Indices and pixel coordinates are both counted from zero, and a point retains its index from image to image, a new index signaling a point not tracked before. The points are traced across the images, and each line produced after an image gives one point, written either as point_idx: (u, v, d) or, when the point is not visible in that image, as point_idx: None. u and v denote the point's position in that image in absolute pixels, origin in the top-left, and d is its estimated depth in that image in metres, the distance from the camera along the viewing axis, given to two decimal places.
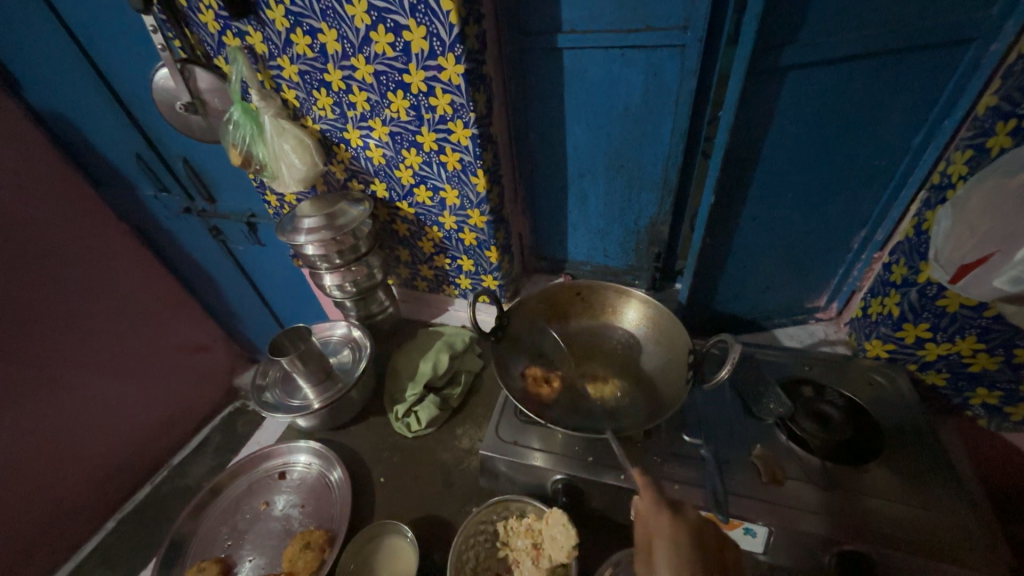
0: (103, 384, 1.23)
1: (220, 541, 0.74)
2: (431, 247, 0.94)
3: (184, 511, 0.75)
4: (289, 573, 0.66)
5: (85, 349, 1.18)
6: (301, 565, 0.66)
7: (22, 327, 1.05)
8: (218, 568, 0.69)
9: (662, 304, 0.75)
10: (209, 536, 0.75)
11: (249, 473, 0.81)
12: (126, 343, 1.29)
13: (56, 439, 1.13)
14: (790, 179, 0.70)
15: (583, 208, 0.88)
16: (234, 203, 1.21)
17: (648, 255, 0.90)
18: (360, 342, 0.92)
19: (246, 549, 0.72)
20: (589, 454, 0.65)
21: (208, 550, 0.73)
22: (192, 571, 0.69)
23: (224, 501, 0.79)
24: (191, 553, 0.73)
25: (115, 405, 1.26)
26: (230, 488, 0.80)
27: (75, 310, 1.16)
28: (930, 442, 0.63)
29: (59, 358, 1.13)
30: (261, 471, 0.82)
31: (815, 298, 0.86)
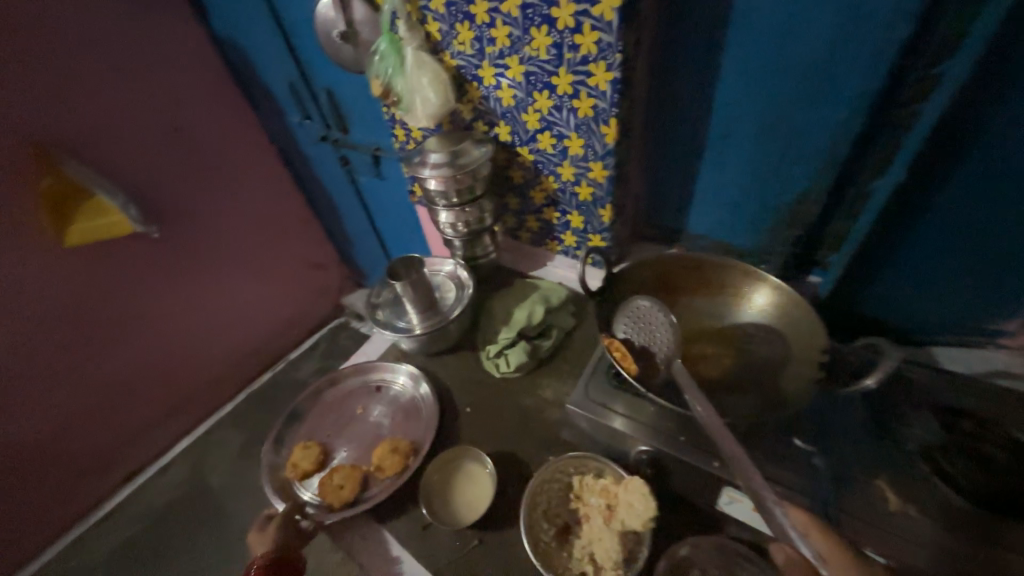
0: (247, 281, 1.46)
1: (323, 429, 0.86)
2: (543, 198, 0.93)
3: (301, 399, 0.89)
4: (377, 468, 0.75)
5: (237, 250, 1.40)
6: (387, 464, 0.75)
7: (195, 222, 1.27)
8: (319, 450, 0.81)
9: (797, 293, 0.66)
10: (315, 421, 0.87)
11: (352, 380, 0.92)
12: (266, 250, 1.50)
13: (212, 318, 1.38)
14: (1013, 165, 0.55)
15: (717, 174, 0.79)
16: (364, 135, 1.29)
17: (785, 238, 0.79)
18: (463, 281, 0.96)
19: (342, 441, 0.83)
20: (680, 433, 0.62)
21: (317, 432, 0.85)
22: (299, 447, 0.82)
23: (330, 398, 0.90)
24: (305, 431, 0.86)
25: (254, 301, 1.50)
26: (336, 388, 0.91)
27: (232, 215, 1.37)
28: None
29: (219, 253, 1.35)
30: (363, 378, 0.91)
31: (1001, 319, 0.67)
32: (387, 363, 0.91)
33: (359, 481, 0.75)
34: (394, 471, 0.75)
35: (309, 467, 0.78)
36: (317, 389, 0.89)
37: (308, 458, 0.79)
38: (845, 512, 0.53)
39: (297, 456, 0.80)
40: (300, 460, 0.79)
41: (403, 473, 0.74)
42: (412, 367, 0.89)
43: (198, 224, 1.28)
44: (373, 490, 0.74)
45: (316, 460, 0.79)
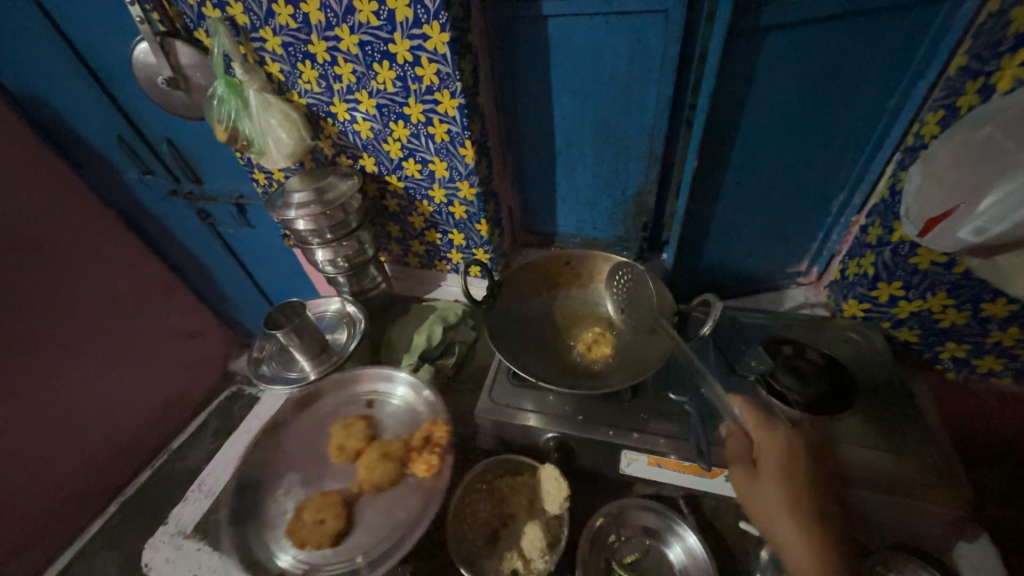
0: (100, 368, 1.23)
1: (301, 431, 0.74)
2: (422, 222, 0.95)
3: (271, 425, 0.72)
4: (366, 479, 0.67)
5: (79, 336, 1.18)
6: (380, 473, 0.67)
7: (12, 312, 1.04)
8: (359, 429, 0.73)
9: (647, 270, 0.78)
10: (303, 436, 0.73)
11: (348, 390, 0.79)
12: (122, 328, 1.28)
13: (55, 423, 1.13)
14: (769, 144, 0.71)
15: (571, 180, 0.89)
16: (221, 184, 1.19)
17: (636, 226, 0.91)
18: (354, 316, 0.93)
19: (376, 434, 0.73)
20: (578, 413, 0.68)
21: (209, 519, 0.75)
22: (338, 429, 0.73)
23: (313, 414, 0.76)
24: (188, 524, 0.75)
25: (113, 390, 1.27)
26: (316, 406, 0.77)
27: (66, 295, 1.15)
28: (901, 394, 0.66)
29: (53, 343, 1.12)
30: (370, 389, 0.79)
31: (795, 263, 0.88)
32: (381, 372, 0.79)
33: (340, 505, 0.64)
34: (381, 482, 0.66)
35: (353, 449, 0.70)
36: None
37: (355, 437, 0.72)
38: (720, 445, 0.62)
39: (341, 438, 0.72)
40: (346, 441, 0.71)
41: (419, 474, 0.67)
42: (408, 377, 0.78)
43: (18, 314, 1.05)
44: (359, 513, 0.64)
45: (365, 437, 0.71)
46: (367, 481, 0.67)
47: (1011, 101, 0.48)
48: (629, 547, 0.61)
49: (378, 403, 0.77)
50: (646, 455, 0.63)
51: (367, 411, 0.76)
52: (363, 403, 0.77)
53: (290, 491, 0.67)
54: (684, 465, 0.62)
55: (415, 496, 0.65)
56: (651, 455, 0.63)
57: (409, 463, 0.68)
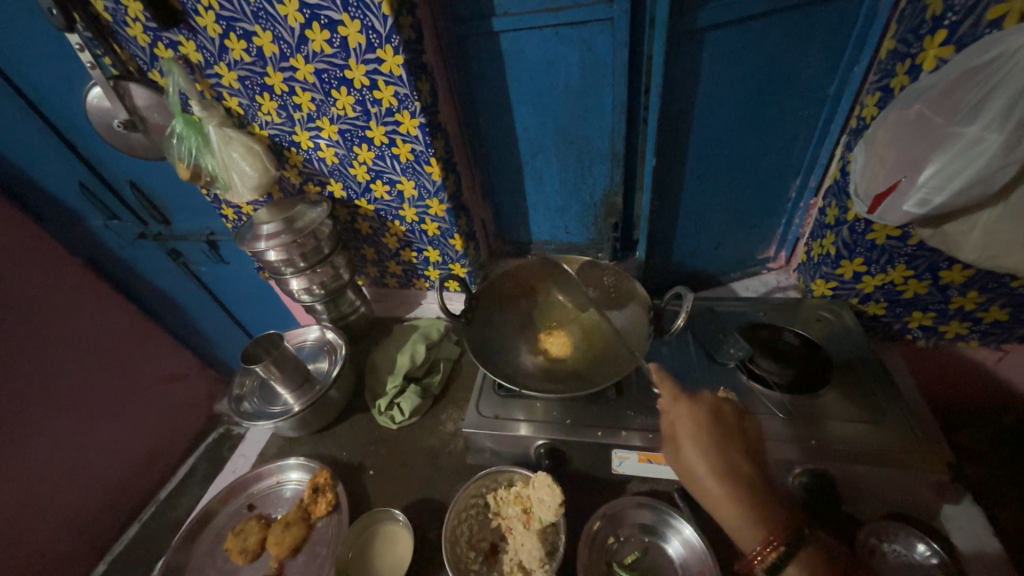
0: (79, 422, 1.17)
1: (208, 556, 0.72)
2: (396, 242, 0.95)
3: (172, 545, 0.71)
4: (279, 551, 0.69)
5: (54, 389, 1.12)
6: (290, 538, 0.70)
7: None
8: (253, 527, 0.73)
9: (620, 268, 0.79)
10: (211, 547, 0.73)
11: (244, 494, 0.79)
12: (100, 378, 1.23)
13: (33, 485, 1.07)
14: (723, 137, 0.74)
15: (540, 188, 0.91)
16: (191, 223, 1.18)
17: (607, 227, 0.93)
18: (335, 343, 0.93)
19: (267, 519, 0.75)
20: (567, 417, 0.68)
21: (202, 572, 0.71)
22: (229, 538, 0.73)
23: (210, 534, 0.75)
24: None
25: (94, 444, 1.21)
26: (214, 522, 0.76)
27: (39, 347, 1.09)
28: (875, 367, 0.68)
29: (29, 399, 1.07)
30: (243, 495, 0.79)
31: (764, 249, 0.90)
32: (269, 467, 0.79)
33: None
34: (295, 543, 0.70)
35: (255, 544, 0.71)
36: (192, 525, 0.74)
37: (251, 534, 0.72)
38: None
39: (236, 543, 0.72)
40: (243, 542, 0.71)
41: (321, 515, 0.73)
42: (295, 459, 0.80)
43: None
44: None
45: (259, 531, 0.72)
46: (282, 551, 0.70)
47: (932, 83, 0.52)
48: (630, 547, 0.61)
49: (259, 500, 0.78)
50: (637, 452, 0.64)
51: (252, 512, 0.77)
52: (245, 508, 0.77)
53: None
54: None
55: (328, 531, 0.72)
56: (641, 452, 0.63)
57: (310, 514, 0.73)
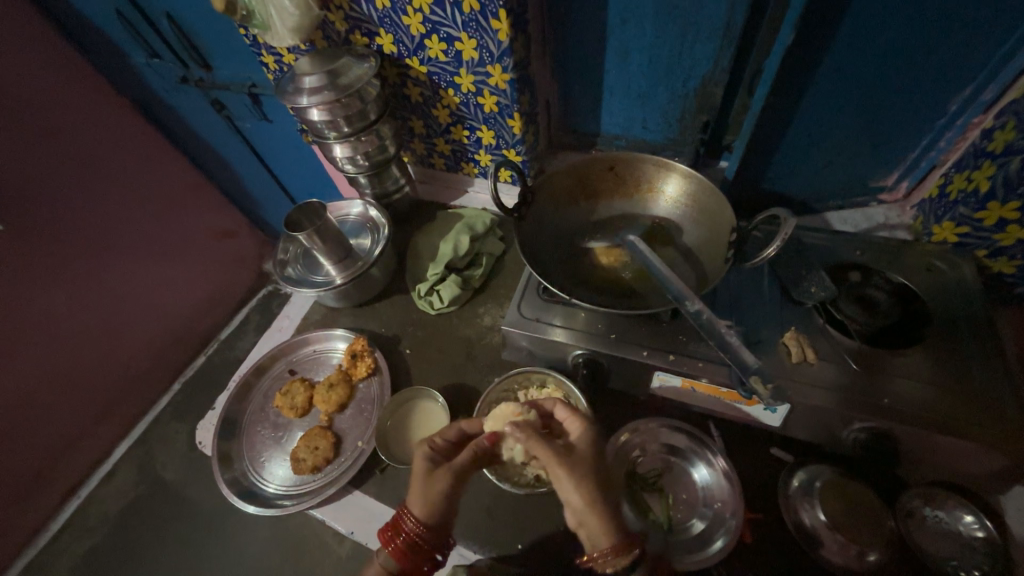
0: (148, 266, 1.24)
1: (259, 409, 0.79)
2: (447, 116, 0.84)
3: (229, 395, 0.78)
4: (325, 406, 0.75)
5: (121, 231, 1.16)
6: (335, 397, 0.75)
7: (52, 198, 1.01)
8: (299, 387, 0.78)
9: (706, 178, 0.67)
10: (262, 401, 0.80)
11: (287, 358, 0.83)
12: (160, 225, 1.26)
13: (118, 317, 1.17)
14: (889, 14, 0.56)
15: (624, 67, 0.75)
16: (231, 71, 1.09)
17: (695, 125, 0.79)
18: (377, 222, 0.89)
19: (312, 381, 0.80)
20: (612, 331, 0.64)
21: (257, 422, 0.78)
22: (278, 395, 0.78)
23: (259, 391, 0.81)
24: (245, 424, 0.77)
25: (162, 286, 1.28)
26: (260, 383, 0.81)
27: (98, 186, 1.10)
28: (983, 332, 0.58)
29: (99, 234, 1.11)
30: (284, 361, 0.83)
31: (881, 176, 0.75)
32: (312, 335, 0.83)
33: (323, 433, 0.73)
34: (339, 401, 0.75)
35: (303, 401, 0.76)
36: (245, 380, 0.79)
37: (298, 394, 0.77)
38: (769, 375, 0.56)
39: (285, 401, 0.77)
40: (291, 399, 0.77)
41: (363, 377, 0.77)
42: (338, 329, 0.83)
43: (60, 203, 1.02)
44: (339, 431, 0.74)
45: (304, 391, 0.77)
46: (330, 407, 0.75)
47: None
48: (653, 462, 0.62)
49: (299, 365, 0.83)
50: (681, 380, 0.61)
51: (294, 376, 0.81)
52: (287, 372, 0.82)
53: (280, 453, 0.74)
54: (721, 391, 0.59)
55: (370, 392, 0.77)
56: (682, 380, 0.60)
57: (351, 376, 0.78)
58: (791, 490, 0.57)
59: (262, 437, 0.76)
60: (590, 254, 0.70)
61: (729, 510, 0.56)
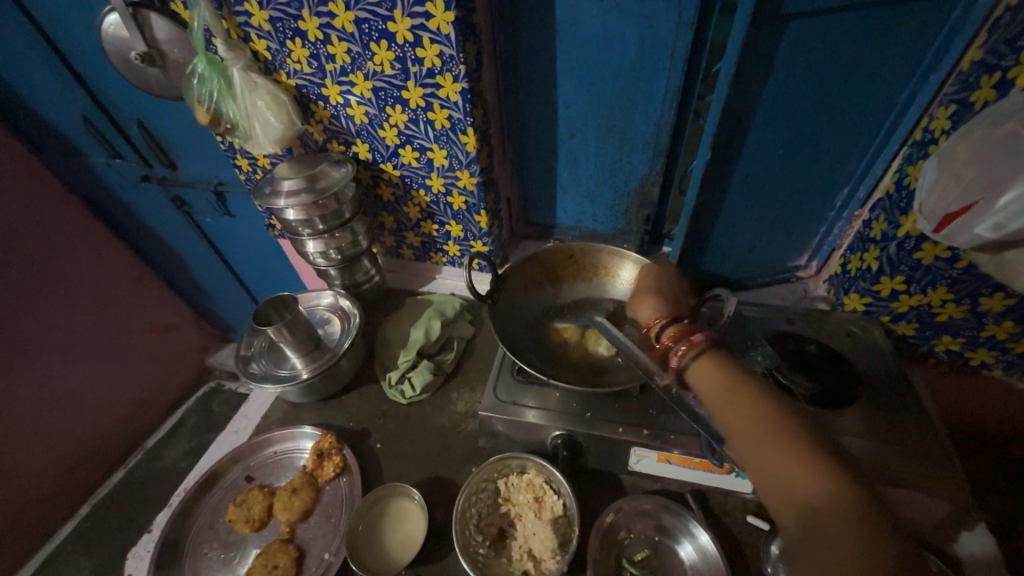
0: (72, 365, 1.12)
1: (207, 526, 0.70)
2: (418, 212, 0.91)
3: (171, 512, 0.69)
4: (287, 516, 0.68)
5: (45, 327, 1.07)
6: (299, 504, 0.69)
7: None
8: (257, 496, 0.71)
9: (655, 263, 0.76)
10: (210, 517, 0.71)
11: (243, 462, 0.77)
12: (95, 318, 1.17)
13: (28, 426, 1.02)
14: (776, 135, 0.71)
15: (574, 170, 0.87)
16: (199, 170, 1.12)
17: (639, 218, 0.91)
18: (348, 311, 0.90)
19: (272, 486, 0.74)
20: (587, 409, 0.66)
21: (203, 542, 0.68)
22: (231, 508, 0.71)
23: (208, 505, 0.72)
24: (188, 547, 0.68)
25: (85, 388, 1.15)
26: (209, 495, 0.73)
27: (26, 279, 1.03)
28: (902, 387, 0.67)
29: (18, 332, 1.01)
30: (239, 467, 0.76)
31: (795, 256, 0.88)
32: (275, 434, 0.78)
33: (283, 548, 0.65)
34: (304, 509, 0.69)
35: (262, 512, 0.69)
36: (192, 491, 0.71)
37: (256, 505, 0.70)
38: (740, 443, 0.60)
39: (240, 512, 0.70)
40: (248, 511, 0.69)
41: (330, 478, 0.72)
42: (306, 426, 0.78)
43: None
44: (301, 544, 0.67)
45: (264, 500, 0.71)
46: (292, 516, 0.69)
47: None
48: (639, 544, 0.61)
49: (257, 470, 0.76)
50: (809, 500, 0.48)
51: (251, 482, 0.74)
52: (243, 480, 0.75)
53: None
54: (694, 461, 0.61)
55: (338, 494, 0.72)
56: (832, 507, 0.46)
57: (317, 479, 0.72)
58: (772, 559, 0.58)
59: (208, 560, 0.67)
60: (559, 335, 0.75)
61: None
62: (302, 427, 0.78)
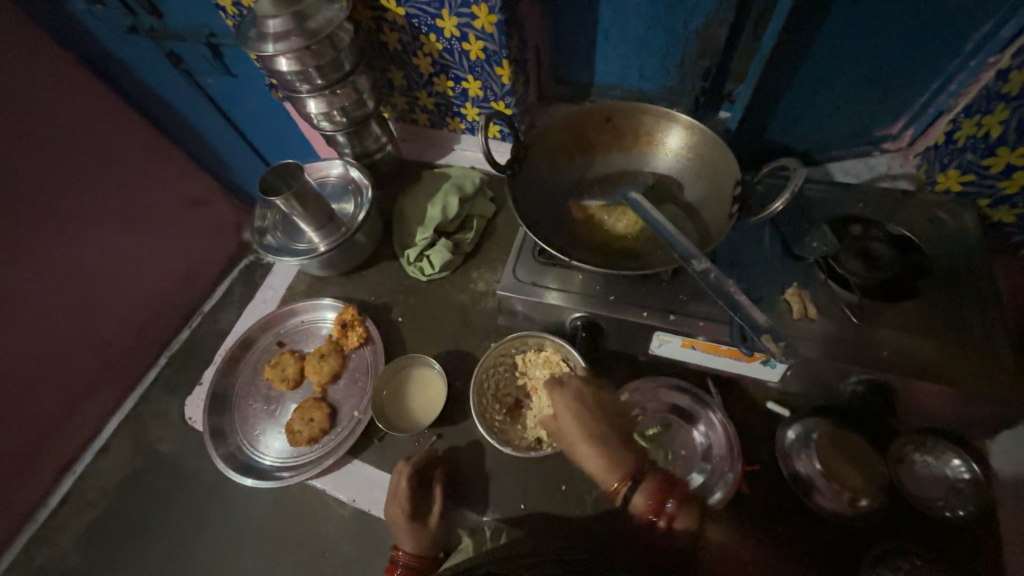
0: (128, 237, 1.14)
1: (249, 382, 0.77)
2: (429, 65, 0.78)
3: (216, 369, 0.75)
4: (317, 377, 0.73)
5: (92, 194, 1.04)
6: (327, 368, 0.73)
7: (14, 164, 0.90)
8: (288, 359, 0.76)
9: (709, 128, 0.63)
10: (251, 375, 0.77)
11: (274, 329, 0.80)
12: (137, 188, 1.15)
13: (97, 291, 1.07)
14: None
15: (619, 5, 0.69)
16: (185, 16, 0.97)
17: (695, 72, 0.74)
18: (360, 183, 0.84)
19: (302, 351, 0.78)
20: (610, 292, 0.62)
21: (249, 395, 0.76)
22: (268, 367, 0.76)
23: (248, 365, 0.78)
24: (236, 398, 0.75)
25: (145, 258, 1.18)
26: (247, 356, 0.78)
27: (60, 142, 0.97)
28: (982, 281, 0.58)
29: (67, 197, 0.99)
30: (271, 333, 0.80)
31: (886, 124, 0.71)
32: (300, 305, 0.80)
33: (317, 404, 0.71)
34: (332, 372, 0.73)
35: (295, 373, 0.74)
36: (231, 352, 0.77)
37: (289, 367, 0.75)
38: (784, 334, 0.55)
39: (276, 372, 0.75)
40: (282, 371, 0.74)
41: (355, 347, 0.75)
42: (328, 299, 0.79)
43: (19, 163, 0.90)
44: (333, 402, 0.73)
45: (295, 362, 0.75)
46: (322, 378, 0.73)
47: None
48: (651, 420, 0.62)
49: (287, 336, 0.80)
50: (641, 500, 0.52)
51: (283, 347, 0.79)
52: (276, 344, 0.79)
53: (274, 425, 0.73)
54: (721, 349, 0.58)
55: (364, 361, 0.75)
56: (647, 500, 0.51)
57: (343, 346, 0.76)
58: (788, 442, 0.58)
59: (254, 410, 0.74)
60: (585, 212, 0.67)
61: (727, 463, 0.57)
62: (324, 299, 0.79)
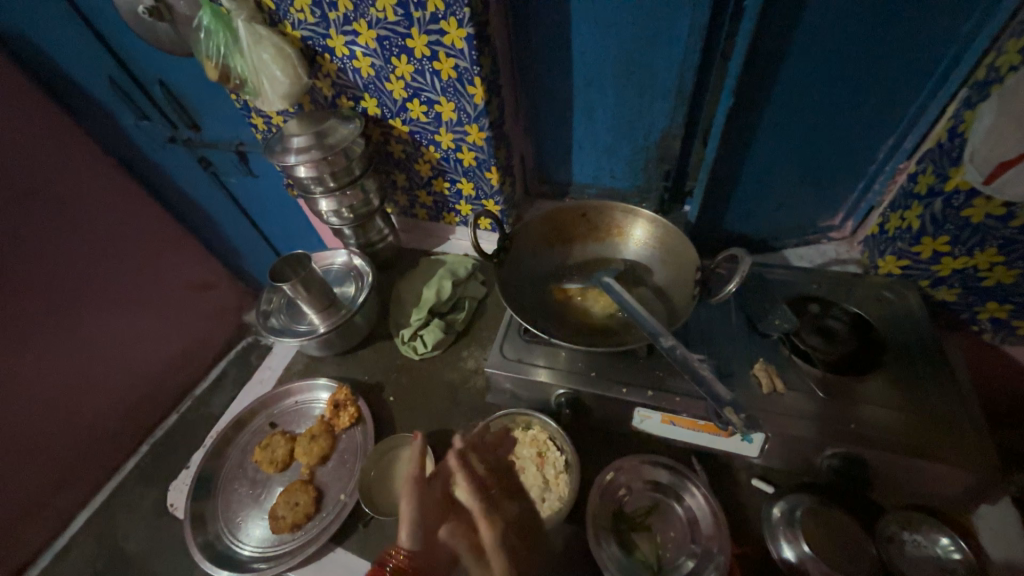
0: (133, 320, 1.19)
1: (236, 465, 0.76)
2: (429, 170, 0.90)
3: (205, 451, 0.76)
4: (306, 459, 0.73)
5: (104, 282, 1.12)
6: (317, 449, 0.74)
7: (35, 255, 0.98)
8: (279, 440, 0.76)
9: (670, 222, 0.72)
10: (239, 458, 0.77)
11: (267, 409, 0.82)
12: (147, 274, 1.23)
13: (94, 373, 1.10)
14: (807, 79, 0.64)
15: (590, 123, 0.82)
16: (220, 131, 1.12)
17: (658, 174, 0.86)
18: (361, 270, 0.92)
19: (292, 432, 0.79)
20: (593, 368, 0.66)
21: (234, 479, 0.75)
22: (258, 449, 0.76)
23: (237, 447, 0.78)
24: (221, 482, 0.75)
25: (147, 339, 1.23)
26: (238, 438, 0.79)
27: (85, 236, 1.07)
28: (934, 355, 0.62)
29: (82, 286, 1.07)
30: (263, 414, 0.82)
31: (828, 216, 0.81)
32: (296, 385, 0.82)
33: (303, 487, 0.70)
34: (322, 454, 0.74)
35: (284, 455, 0.75)
36: (223, 433, 0.77)
37: (278, 449, 0.76)
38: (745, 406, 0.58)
39: (265, 454, 0.75)
40: (271, 453, 0.75)
41: (346, 427, 0.76)
42: (323, 379, 0.82)
43: (44, 255, 0.99)
44: (320, 485, 0.72)
45: (285, 444, 0.76)
46: (311, 459, 0.73)
47: None
48: (639, 500, 0.62)
49: (280, 417, 0.81)
50: None
51: (275, 428, 0.80)
52: (267, 425, 0.80)
53: (256, 512, 0.71)
54: (699, 423, 0.60)
55: (353, 441, 0.76)
56: None
57: (334, 426, 0.77)
58: (774, 521, 0.57)
59: (238, 495, 0.73)
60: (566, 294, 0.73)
61: (716, 546, 0.56)
62: (319, 379, 0.82)
